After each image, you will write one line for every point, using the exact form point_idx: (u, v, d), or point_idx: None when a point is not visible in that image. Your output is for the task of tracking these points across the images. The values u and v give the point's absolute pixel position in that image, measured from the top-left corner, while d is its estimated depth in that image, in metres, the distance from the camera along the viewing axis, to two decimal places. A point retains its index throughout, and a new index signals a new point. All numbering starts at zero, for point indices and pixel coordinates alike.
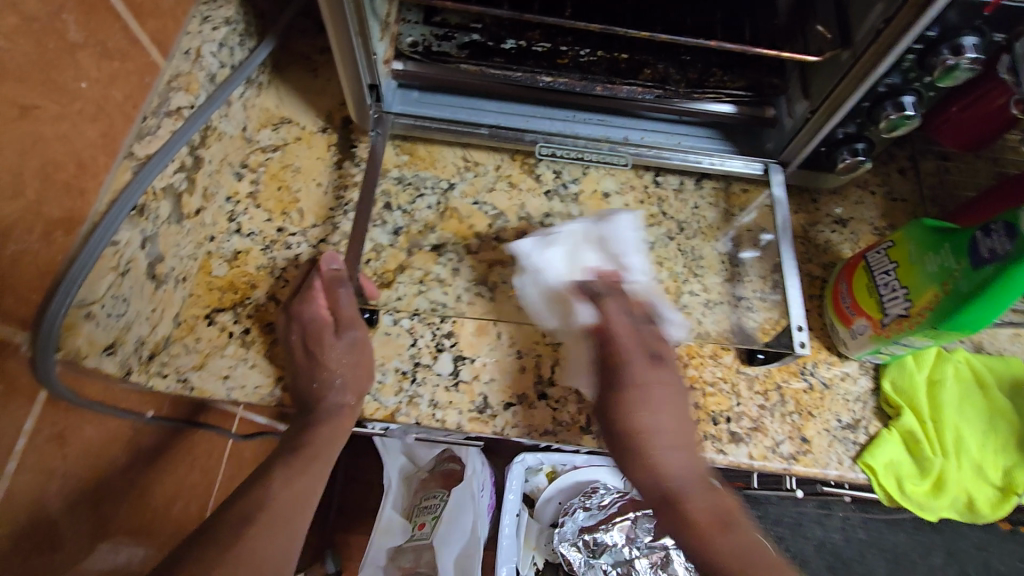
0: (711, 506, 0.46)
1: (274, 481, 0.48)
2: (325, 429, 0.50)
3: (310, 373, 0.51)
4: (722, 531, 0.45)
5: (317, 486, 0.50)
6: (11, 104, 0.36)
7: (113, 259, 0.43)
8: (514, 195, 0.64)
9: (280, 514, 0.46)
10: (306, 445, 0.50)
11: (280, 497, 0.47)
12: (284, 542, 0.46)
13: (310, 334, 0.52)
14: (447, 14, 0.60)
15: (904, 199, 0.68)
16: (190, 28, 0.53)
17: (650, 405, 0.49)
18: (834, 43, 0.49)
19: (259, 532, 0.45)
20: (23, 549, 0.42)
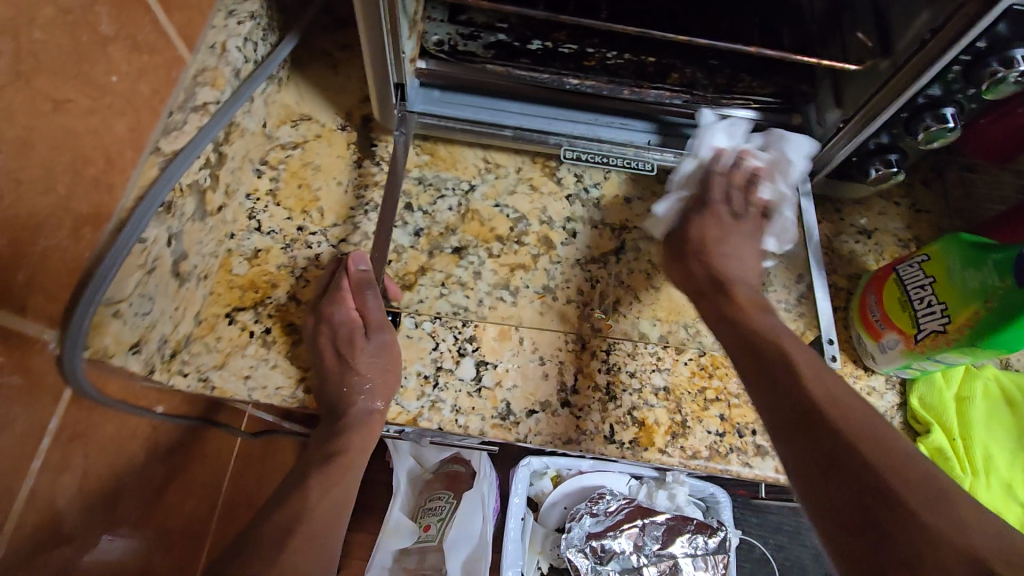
0: (866, 427, 0.43)
1: (313, 489, 0.48)
2: (359, 436, 0.50)
3: (340, 377, 0.50)
4: (835, 475, 0.40)
5: (348, 495, 0.50)
6: (44, 98, 0.35)
7: (140, 257, 0.42)
8: (536, 198, 0.62)
9: (313, 526, 0.46)
10: (337, 453, 0.50)
11: (319, 508, 0.47)
12: (308, 546, 0.45)
13: (341, 338, 0.51)
14: (473, 13, 0.58)
15: (929, 211, 0.67)
16: (216, 22, 0.52)
17: (756, 350, 0.48)
18: (874, 52, 0.49)
19: (294, 544, 0.44)
20: (36, 547, 0.40)
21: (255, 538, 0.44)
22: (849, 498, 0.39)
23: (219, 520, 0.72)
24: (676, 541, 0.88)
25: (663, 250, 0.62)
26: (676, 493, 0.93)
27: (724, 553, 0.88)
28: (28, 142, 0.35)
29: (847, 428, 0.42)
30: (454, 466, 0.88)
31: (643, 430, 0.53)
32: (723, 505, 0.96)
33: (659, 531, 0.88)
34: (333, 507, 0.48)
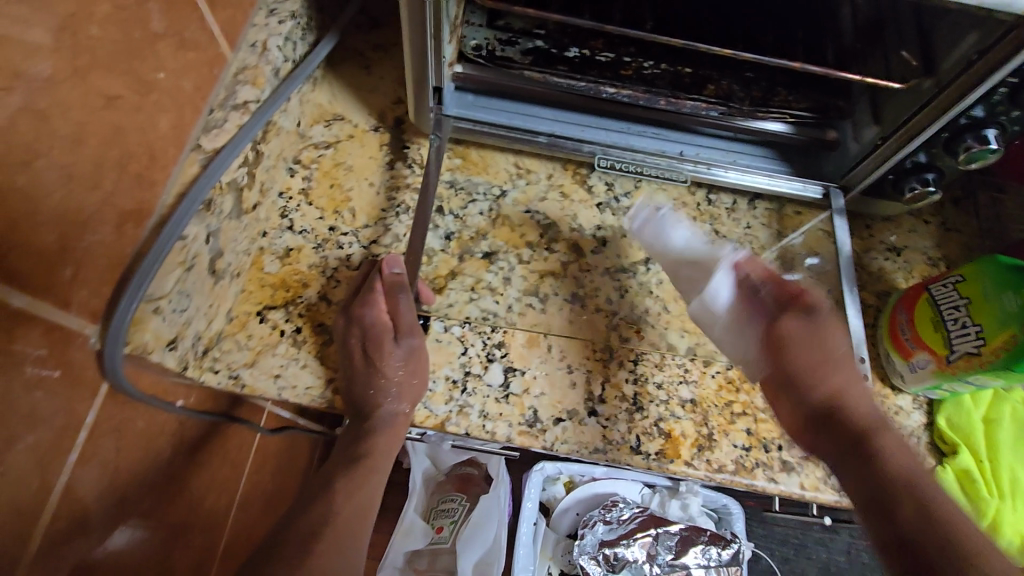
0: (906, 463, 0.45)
1: (337, 493, 0.48)
2: (384, 436, 0.49)
3: (367, 379, 0.50)
4: (880, 518, 0.44)
5: (375, 498, 0.49)
6: (97, 94, 0.35)
7: (180, 254, 0.42)
8: (567, 205, 0.62)
9: (340, 528, 0.46)
10: (364, 456, 0.49)
11: (343, 512, 0.47)
12: (338, 553, 0.44)
13: (370, 339, 0.50)
14: (510, 18, 0.56)
15: (958, 230, 0.66)
16: (257, 20, 0.53)
17: (853, 392, 0.49)
18: (918, 72, 0.49)
19: (319, 550, 0.44)
20: (60, 542, 0.40)
21: (283, 544, 0.44)
22: (897, 531, 0.43)
23: (236, 516, 0.72)
24: (689, 551, 0.87)
25: None
26: (689, 503, 0.94)
27: (738, 565, 0.88)
28: (80, 138, 0.35)
29: (919, 478, 0.44)
30: (467, 468, 0.89)
31: (669, 442, 0.52)
32: (736, 517, 0.96)
33: (672, 541, 0.88)
34: (361, 513, 0.47)
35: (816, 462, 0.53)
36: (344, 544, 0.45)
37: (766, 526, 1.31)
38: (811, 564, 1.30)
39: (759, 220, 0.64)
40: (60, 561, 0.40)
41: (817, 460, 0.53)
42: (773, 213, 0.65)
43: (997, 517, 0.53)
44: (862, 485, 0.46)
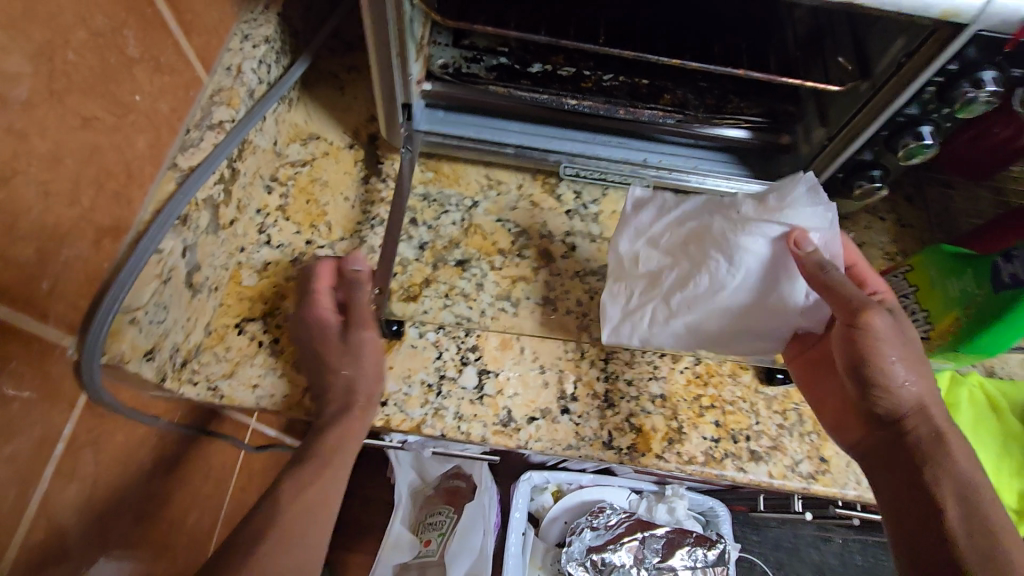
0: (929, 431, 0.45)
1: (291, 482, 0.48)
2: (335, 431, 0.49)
3: (318, 374, 0.51)
4: (885, 474, 0.47)
5: (336, 490, 0.49)
6: (73, 115, 0.37)
7: (157, 267, 0.44)
8: (537, 213, 0.65)
9: (296, 524, 0.46)
10: (317, 451, 0.49)
11: (295, 508, 0.46)
12: (292, 551, 0.44)
13: (318, 335, 0.51)
14: (475, 38, 0.62)
15: (911, 225, 0.69)
16: (231, 45, 0.55)
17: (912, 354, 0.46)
18: (854, 74, 0.51)
19: (270, 550, 0.44)
20: (36, 554, 0.40)
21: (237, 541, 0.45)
22: (896, 493, 0.46)
23: (220, 533, 0.72)
24: (676, 554, 0.88)
25: None
26: (676, 507, 0.93)
27: (724, 566, 0.88)
28: (57, 157, 0.37)
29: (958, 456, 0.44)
30: (456, 481, 0.89)
31: (640, 436, 0.54)
32: (723, 519, 0.96)
33: (659, 544, 0.89)
34: (320, 509, 0.47)
35: (783, 451, 0.55)
36: (297, 533, 0.45)
37: (758, 530, 1.31)
38: (804, 567, 1.30)
39: None
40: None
41: (784, 449, 0.55)
42: None
43: None
44: (900, 473, 0.46)
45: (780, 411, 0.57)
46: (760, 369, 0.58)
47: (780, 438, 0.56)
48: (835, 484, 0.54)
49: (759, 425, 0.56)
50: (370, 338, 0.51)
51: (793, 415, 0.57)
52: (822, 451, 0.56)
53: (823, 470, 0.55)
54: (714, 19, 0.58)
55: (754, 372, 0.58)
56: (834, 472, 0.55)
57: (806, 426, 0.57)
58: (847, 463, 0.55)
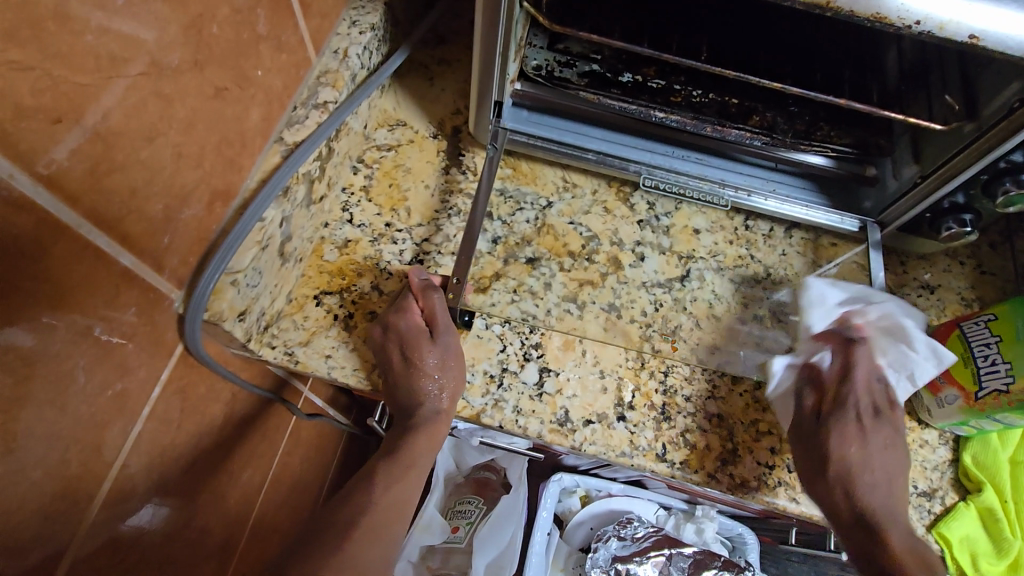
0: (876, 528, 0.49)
1: (376, 484, 0.51)
2: (422, 440, 0.52)
3: (407, 381, 0.52)
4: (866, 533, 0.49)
5: (410, 497, 0.52)
6: (209, 85, 0.39)
7: (258, 235, 0.46)
8: (609, 220, 0.66)
9: (379, 521, 0.49)
10: (401, 453, 0.52)
11: (381, 503, 0.50)
12: (379, 551, 0.47)
13: (407, 342, 0.53)
14: (570, 42, 0.61)
15: (994, 273, 0.68)
16: (341, 30, 0.58)
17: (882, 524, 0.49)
18: (959, 114, 0.50)
19: (359, 540, 0.47)
20: (122, 488, 0.42)
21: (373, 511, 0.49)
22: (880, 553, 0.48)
23: (268, 491, 0.75)
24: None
25: (726, 283, 0.64)
26: (704, 529, 0.93)
27: None
28: (191, 122, 0.39)
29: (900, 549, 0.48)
30: (485, 473, 0.93)
31: (694, 453, 0.55)
32: (750, 547, 0.95)
33: (685, 563, 0.88)
34: (397, 516, 0.50)
35: None
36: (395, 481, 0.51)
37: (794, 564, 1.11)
38: None
39: (795, 248, 0.67)
40: (112, 520, 0.42)
41: None
42: (809, 242, 0.67)
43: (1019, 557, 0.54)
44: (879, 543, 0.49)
45: None
46: None
47: None
48: None
49: None
50: (439, 360, 0.53)
51: None
52: None
53: None
54: (831, 50, 0.56)
55: None
56: None
57: None
58: None
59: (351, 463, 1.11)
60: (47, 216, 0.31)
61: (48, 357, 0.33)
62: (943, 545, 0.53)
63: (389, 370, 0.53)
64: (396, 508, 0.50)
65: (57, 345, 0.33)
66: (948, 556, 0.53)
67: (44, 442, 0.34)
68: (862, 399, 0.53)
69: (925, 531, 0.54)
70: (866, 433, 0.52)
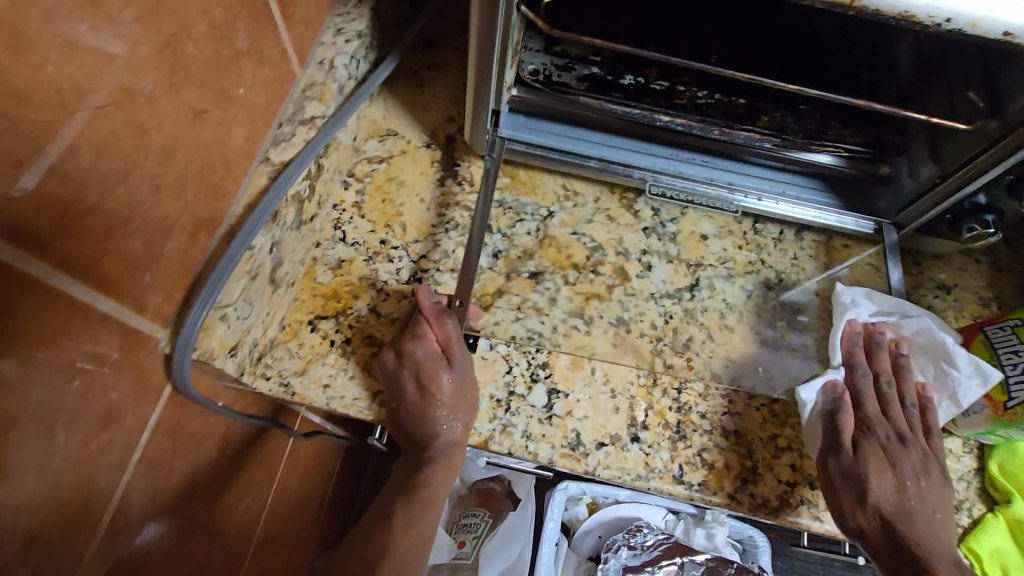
0: (876, 522, 0.48)
1: (395, 519, 0.50)
2: (439, 468, 0.51)
3: (421, 411, 0.50)
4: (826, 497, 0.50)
5: (430, 530, 0.51)
6: (187, 108, 0.36)
7: (247, 263, 0.44)
8: (613, 229, 0.63)
9: (401, 558, 0.49)
10: (421, 488, 0.51)
11: (399, 544, 0.49)
12: None
13: (423, 368, 0.50)
14: (567, 44, 0.58)
15: (1010, 270, 0.66)
16: (324, 38, 0.54)
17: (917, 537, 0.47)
18: (984, 112, 0.47)
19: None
20: (114, 545, 0.39)
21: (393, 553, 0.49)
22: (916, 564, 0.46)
23: (269, 517, 0.73)
24: None
25: (737, 291, 0.62)
26: (715, 533, 0.91)
27: None
28: (170, 150, 0.36)
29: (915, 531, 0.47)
30: (490, 484, 0.91)
31: (712, 474, 0.52)
32: (762, 551, 0.93)
33: (698, 572, 0.85)
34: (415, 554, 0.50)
35: None
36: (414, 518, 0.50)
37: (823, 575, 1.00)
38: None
39: (807, 251, 0.64)
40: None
41: None
42: (821, 245, 0.65)
43: None
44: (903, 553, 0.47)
45: None
46: None
47: None
48: None
49: None
50: (454, 385, 0.50)
51: None
52: None
53: None
54: (840, 44, 0.54)
55: None
56: None
57: None
58: None
59: (352, 477, 1.09)
60: (11, 268, 0.28)
61: (22, 419, 0.30)
62: (972, 559, 0.51)
63: (404, 400, 0.51)
64: (412, 545, 0.50)
65: (31, 404, 0.30)
66: (978, 569, 0.51)
67: (24, 508, 0.31)
68: (722, 405, 0.56)
69: (954, 546, 0.51)
70: (751, 431, 0.55)
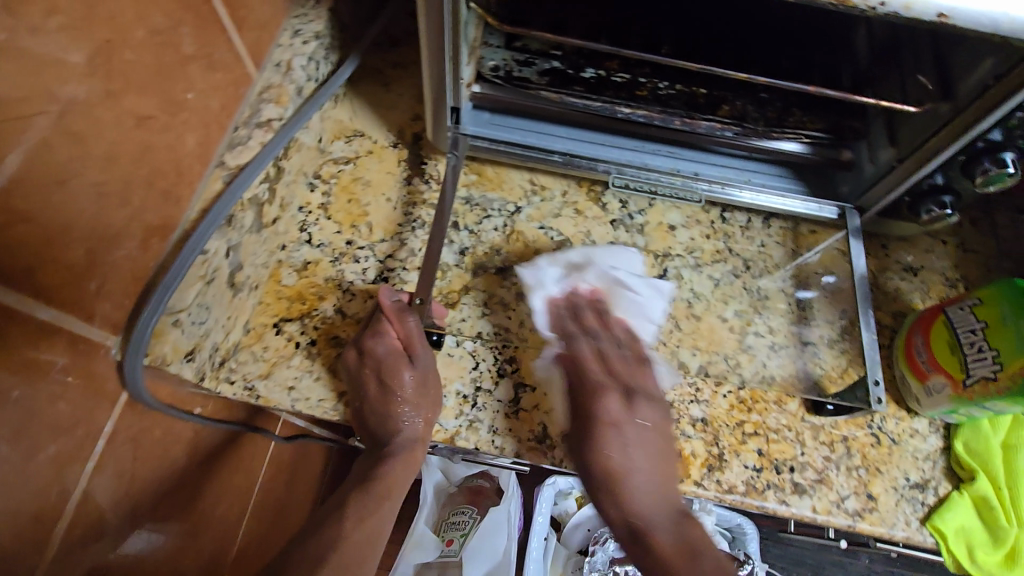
0: (678, 535, 0.49)
1: (349, 515, 0.49)
2: (400, 465, 0.51)
3: (384, 407, 0.51)
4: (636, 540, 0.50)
5: (385, 526, 0.51)
6: (129, 115, 0.36)
7: (202, 268, 0.44)
8: (580, 222, 0.64)
9: (352, 555, 0.47)
10: (379, 482, 0.51)
11: (354, 537, 0.48)
12: None
13: (384, 368, 0.51)
14: (527, 39, 0.58)
15: (976, 250, 0.67)
16: (282, 40, 0.54)
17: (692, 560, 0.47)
18: (935, 95, 0.48)
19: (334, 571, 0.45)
20: (74, 551, 0.40)
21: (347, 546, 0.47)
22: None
23: (251, 519, 0.73)
24: None
25: (704, 279, 0.62)
26: (702, 522, 0.91)
27: None
28: (112, 157, 0.36)
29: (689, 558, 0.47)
30: (479, 481, 0.91)
31: (679, 460, 0.53)
32: (750, 538, 0.94)
33: None
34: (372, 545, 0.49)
35: (829, 485, 0.53)
36: (372, 512, 0.50)
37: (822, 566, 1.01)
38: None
39: (774, 238, 0.65)
40: None
41: (830, 482, 0.53)
42: (788, 231, 0.65)
43: (1015, 547, 0.53)
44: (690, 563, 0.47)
45: (827, 443, 0.55)
46: (808, 399, 0.56)
47: (825, 471, 0.53)
48: (882, 524, 0.52)
49: (805, 456, 0.54)
50: (417, 381, 0.51)
51: (841, 447, 0.55)
52: (869, 488, 0.53)
53: (869, 508, 0.52)
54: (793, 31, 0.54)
55: (801, 401, 0.56)
56: (881, 511, 0.52)
57: (855, 460, 0.54)
58: (897, 502, 0.53)
59: (340, 477, 1.09)
60: None
61: None
62: (938, 538, 0.52)
63: (367, 398, 0.51)
64: (368, 541, 0.48)
65: None
66: (943, 548, 0.52)
67: None
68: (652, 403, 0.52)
69: (920, 525, 0.52)
70: (620, 426, 0.51)
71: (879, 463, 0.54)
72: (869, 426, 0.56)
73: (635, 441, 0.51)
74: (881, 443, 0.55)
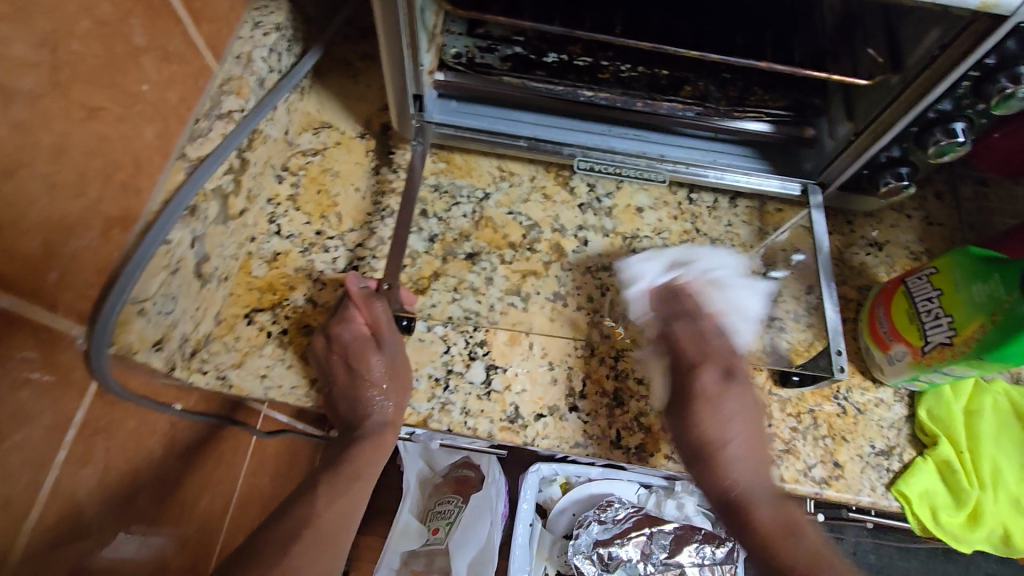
0: (778, 515, 0.49)
1: (319, 498, 0.50)
2: (370, 446, 0.52)
3: (351, 391, 0.52)
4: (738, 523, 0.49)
5: (358, 504, 0.51)
6: (79, 106, 0.36)
7: (164, 259, 0.44)
8: (549, 206, 0.64)
9: (325, 532, 0.48)
10: (350, 464, 0.51)
11: (326, 517, 0.49)
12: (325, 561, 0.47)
13: (353, 354, 0.51)
14: (490, 26, 0.59)
15: (941, 223, 0.68)
16: (243, 32, 0.54)
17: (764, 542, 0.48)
18: (885, 68, 0.49)
19: (305, 550, 0.46)
20: (48, 539, 0.40)
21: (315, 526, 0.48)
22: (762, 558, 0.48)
23: (235, 512, 0.74)
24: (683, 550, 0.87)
25: None
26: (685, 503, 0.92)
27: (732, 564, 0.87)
28: (62, 149, 0.36)
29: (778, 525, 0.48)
30: (465, 471, 0.91)
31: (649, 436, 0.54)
32: None
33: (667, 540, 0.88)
34: (344, 524, 0.50)
35: (795, 455, 0.54)
36: (344, 494, 0.50)
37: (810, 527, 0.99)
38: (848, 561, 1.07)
39: (740, 218, 0.66)
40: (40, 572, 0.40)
41: (796, 453, 0.54)
42: (754, 210, 0.66)
43: (977, 507, 0.54)
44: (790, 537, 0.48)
45: (793, 414, 0.56)
46: (775, 371, 0.57)
47: (792, 441, 0.54)
48: (848, 490, 0.53)
49: (771, 428, 0.55)
50: (387, 367, 0.52)
51: (808, 418, 0.56)
52: (836, 456, 0.54)
53: (836, 476, 0.53)
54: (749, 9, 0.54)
55: (769, 373, 0.57)
56: (848, 477, 0.53)
57: (821, 430, 0.55)
58: (862, 469, 0.54)
59: None
60: None
61: None
62: (903, 502, 0.53)
63: (338, 383, 0.52)
64: (341, 522, 0.49)
65: None
66: (909, 512, 0.53)
67: None
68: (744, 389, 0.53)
69: (885, 490, 0.53)
70: (717, 399, 0.51)
71: (844, 432, 0.55)
72: (835, 398, 0.57)
73: (735, 414, 0.51)
74: (847, 412, 0.56)
